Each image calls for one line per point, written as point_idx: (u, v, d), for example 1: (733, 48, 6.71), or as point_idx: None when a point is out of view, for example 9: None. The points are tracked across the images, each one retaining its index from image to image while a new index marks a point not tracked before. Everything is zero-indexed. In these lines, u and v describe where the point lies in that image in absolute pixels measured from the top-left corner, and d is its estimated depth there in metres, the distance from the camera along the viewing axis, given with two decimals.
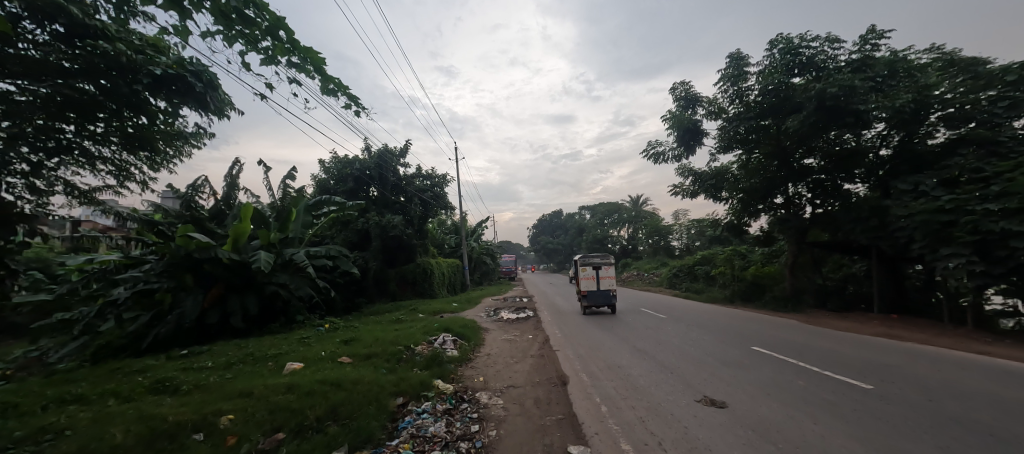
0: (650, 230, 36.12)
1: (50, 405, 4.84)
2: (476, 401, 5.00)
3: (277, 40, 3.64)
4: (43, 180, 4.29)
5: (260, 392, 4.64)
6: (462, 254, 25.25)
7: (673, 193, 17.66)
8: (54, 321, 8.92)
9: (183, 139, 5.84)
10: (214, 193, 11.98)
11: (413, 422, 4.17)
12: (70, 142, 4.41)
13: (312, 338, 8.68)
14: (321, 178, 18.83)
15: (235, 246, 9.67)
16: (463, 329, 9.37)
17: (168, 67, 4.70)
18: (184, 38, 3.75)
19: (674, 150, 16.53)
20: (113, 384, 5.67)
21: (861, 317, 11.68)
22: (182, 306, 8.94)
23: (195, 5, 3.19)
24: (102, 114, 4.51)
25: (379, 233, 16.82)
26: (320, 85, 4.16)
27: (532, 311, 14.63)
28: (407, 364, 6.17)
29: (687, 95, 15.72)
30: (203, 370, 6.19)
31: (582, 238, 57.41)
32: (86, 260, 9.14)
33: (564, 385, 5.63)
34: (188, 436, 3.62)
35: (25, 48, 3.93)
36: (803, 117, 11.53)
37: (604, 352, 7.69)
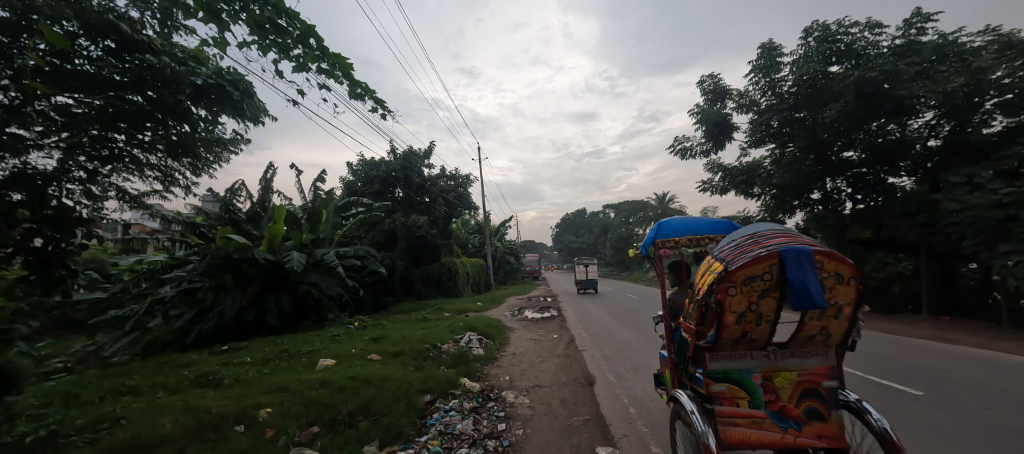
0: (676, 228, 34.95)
1: (107, 396, 5.22)
2: (502, 399, 5.03)
3: (308, 47, 3.77)
4: (98, 186, 4.46)
5: (295, 387, 4.81)
6: (486, 253, 25.27)
7: (701, 190, 17.20)
8: (109, 317, 9.59)
9: (221, 144, 6.13)
10: (250, 196, 12.51)
11: (441, 419, 4.24)
12: (122, 151, 4.58)
13: (342, 335, 8.95)
14: (349, 180, 19.36)
15: (270, 247, 10.09)
16: (487, 328, 9.43)
17: (208, 77, 5.11)
18: (223, 49, 3.93)
19: (703, 145, 16.06)
20: (162, 377, 6.04)
21: (909, 319, 10.98)
22: (223, 304, 9.39)
23: (232, 17, 3.34)
24: (150, 123, 4.74)
25: (405, 233, 17.15)
26: (348, 90, 4.27)
27: (556, 310, 14.51)
28: (434, 362, 6.26)
29: (715, 89, 15.27)
30: (243, 365, 6.50)
31: (606, 237, 56.66)
32: (137, 260, 9.96)
33: (591, 385, 5.58)
34: (231, 428, 3.82)
35: (81, 64, 4.22)
36: (840, 106, 10.93)
37: (632, 353, 7.53)
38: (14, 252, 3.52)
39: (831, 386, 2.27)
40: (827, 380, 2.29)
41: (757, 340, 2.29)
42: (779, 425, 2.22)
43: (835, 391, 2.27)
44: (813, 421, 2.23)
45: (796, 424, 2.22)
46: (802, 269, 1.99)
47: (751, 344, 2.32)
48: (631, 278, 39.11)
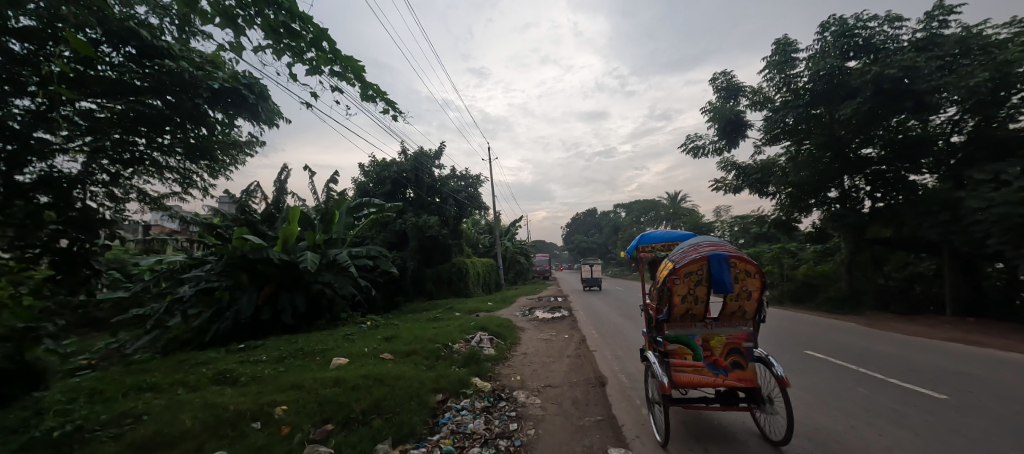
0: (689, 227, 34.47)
1: (129, 392, 5.37)
2: (514, 399, 5.03)
3: (321, 50, 3.82)
4: (121, 189, 4.58)
5: (310, 385, 4.89)
6: (496, 253, 25.26)
7: (714, 188, 16.98)
8: (131, 316, 9.87)
9: (237, 147, 6.27)
10: (265, 197, 12.73)
11: (453, 418, 4.26)
12: (142, 155, 4.74)
13: (355, 334, 9.06)
14: (361, 181, 19.56)
15: (284, 247, 10.25)
16: (498, 328, 9.44)
17: (225, 81, 5.25)
18: (239, 54, 4.01)
19: (716, 143, 15.85)
20: (181, 374, 6.20)
21: (932, 320, 10.66)
22: (240, 303, 9.59)
23: (248, 22, 3.41)
24: (169, 127, 4.86)
25: (416, 233, 17.28)
26: (360, 92, 4.32)
27: (567, 310, 14.46)
28: (445, 362, 6.30)
29: (729, 86, 15.04)
30: (259, 363, 6.63)
31: (616, 237, 56.23)
32: (156, 260, 10.16)
33: (604, 386, 5.55)
34: (248, 425, 3.90)
35: (104, 70, 4.35)
36: (857, 103, 10.69)
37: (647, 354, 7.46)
38: (43, 252, 3.64)
39: (748, 346, 3.62)
40: (747, 343, 3.65)
41: (697, 314, 3.79)
42: (712, 371, 3.58)
43: (752, 350, 3.64)
44: (736, 369, 3.56)
45: (724, 371, 3.57)
46: (720, 268, 3.59)
47: (694, 316, 3.80)
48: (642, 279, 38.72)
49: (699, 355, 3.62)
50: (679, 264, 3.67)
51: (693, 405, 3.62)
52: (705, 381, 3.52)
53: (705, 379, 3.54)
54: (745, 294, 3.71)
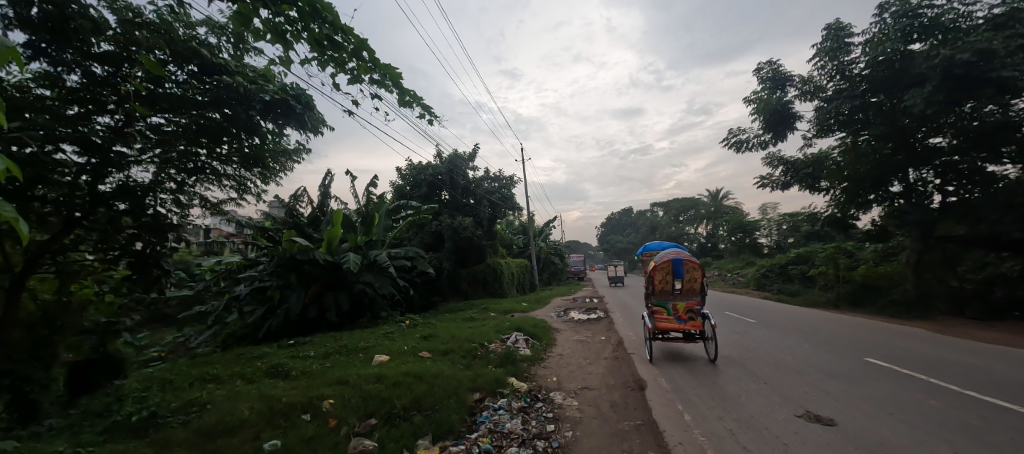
0: (732, 226, 32.55)
1: (195, 382, 5.86)
2: (550, 400, 5.01)
3: (361, 60, 3.99)
4: (186, 196, 5.18)
5: (354, 380, 5.11)
6: (530, 254, 25.19)
7: (759, 185, 16.13)
8: (194, 312, 10.73)
9: (286, 155, 6.57)
10: (311, 201, 13.40)
11: (490, 417, 4.31)
12: (204, 165, 5.21)
13: (395, 333, 9.36)
14: (399, 184, 20.17)
15: (328, 248, 10.77)
16: (534, 329, 9.43)
17: (274, 93, 5.30)
18: (288, 67, 4.26)
19: (761, 137, 15.06)
20: (239, 367, 6.67)
21: (1016, 327, 9.55)
22: (289, 302, 10.17)
23: (295, 36, 3.60)
24: (226, 138, 5.24)
25: (452, 234, 17.60)
26: (398, 98, 4.47)
27: (603, 312, 14.24)
28: (482, 361, 6.37)
29: (775, 76, 14.25)
30: (307, 358, 7.01)
31: (653, 237, 54.55)
32: (217, 261, 11.07)
33: (643, 389, 5.41)
34: (298, 416, 4.13)
35: (169, 86, 4.69)
36: (924, 90, 9.78)
37: (679, 345, 8.34)
38: (123, 253, 4.66)
39: (696, 308, 7.14)
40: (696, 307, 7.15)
41: (669, 291, 7.39)
42: (677, 321, 7.08)
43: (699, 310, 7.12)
44: (690, 319, 7.08)
45: (684, 320, 7.08)
46: (677, 264, 7.23)
47: (667, 292, 7.40)
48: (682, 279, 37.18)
49: (670, 311, 7.12)
50: (655, 263, 7.44)
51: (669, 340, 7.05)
52: (672, 323, 7.02)
53: (674, 323, 6.99)
54: (693, 279, 7.31)
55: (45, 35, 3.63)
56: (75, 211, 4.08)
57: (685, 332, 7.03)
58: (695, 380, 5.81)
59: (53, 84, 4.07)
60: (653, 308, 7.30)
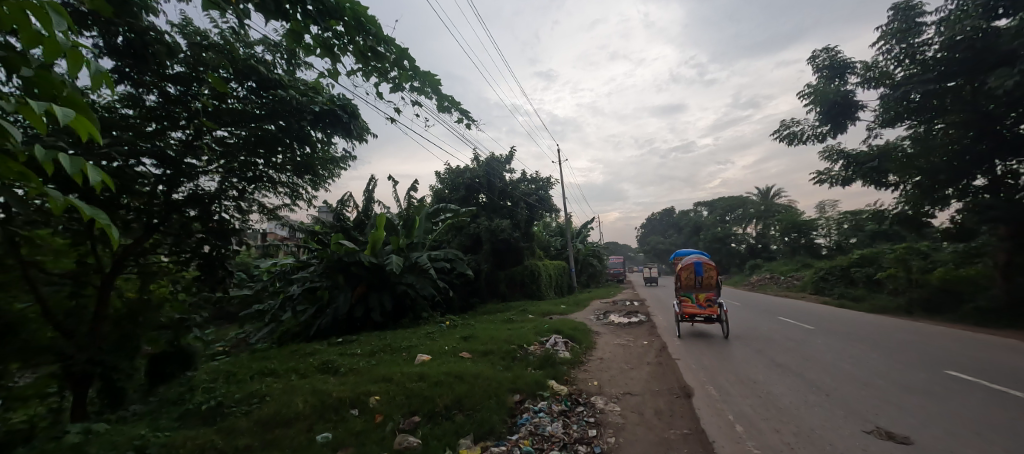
0: (785, 226, 30.58)
1: (255, 375, 6.32)
2: (592, 405, 4.92)
3: (403, 69, 4.14)
4: (246, 203, 5.56)
5: (398, 378, 5.28)
6: (568, 256, 24.93)
7: (816, 181, 15.02)
8: (254, 311, 11.56)
9: (335, 163, 6.80)
10: (356, 205, 13.99)
11: (531, 419, 4.30)
12: (261, 173, 5.58)
13: (436, 333, 9.58)
14: (438, 188, 20.67)
15: (373, 251, 11.20)
16: (573, 332, 9.31)
17: (324, 103, 5.49)
18: (335, 78, 4.49)
19: (817, 130, 14.03)
20: (294, 362, 7.10)
21: None
22: (337, 302, 10.70)
23: (342, 49, 3.80)
24: (281, 148, 5.53)
25: (490, 236, 17.80)
26: (437, 104, 4.58)
27: (645, 315, 13.82)
28: (522, 363, 6.38)
29: (833, 63, 13.24)
30: (355, 356, 7.34)
31: (697, 238, 52.21)
32: (273, 263, 11.79)
33: (690, 397, 5.17)
34: (348, 411, 4.33)
35: (231, 101, 5.03)
36: (1014, 71, 8.68)
37: (704, 328, 10.90)
38: (194, 256, 5.12)
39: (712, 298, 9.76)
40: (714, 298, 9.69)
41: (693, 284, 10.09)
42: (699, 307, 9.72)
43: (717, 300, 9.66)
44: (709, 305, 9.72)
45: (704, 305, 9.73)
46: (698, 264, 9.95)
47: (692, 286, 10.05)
48: (729, 282, 35.25)
49: (693, 300, 9.76)
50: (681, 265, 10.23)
51: (694, 321, 9.65)
52: (694, 309, 9.66)
53: (697, 309, 9.60)
54: (711, 276, 9.87)
55: (127, 60, 4.08)
56: (153, 217, 4.59)
57: (705, 316, 9.60)
58: (748, 388, 5.47)
59: (137, 104, 4.56)
60: (680, 298, 10.01)
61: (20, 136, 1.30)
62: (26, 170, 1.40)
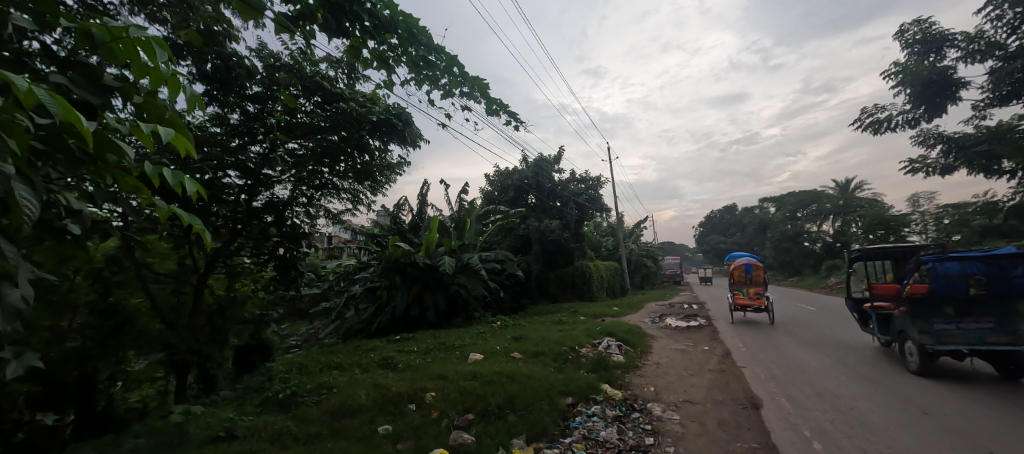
0: (870, 222, 27.26)
1: (325, 368, 6.85)
2: (648, 411, 4.72)
3: (453, 75, 4.27)
4: (314, 209, 6.02)
5: (452, 376, 5.43)
6: (620, 256, 24.19)
7: (908, 170, 13.27)
8: (322, 308, 12.52)
9: (393, 169, 7.13)
10: (411, 209, 14.59)
11: (584, 423, 4.23)
12: (327, 181, 6.00)
13: (487, 333, 9.74)
14: (487, 190, 21.01)
15: (427, 252, 11.62)
16: (627, 334, 9.01)
17: (380, 113, 5.81)
18: (391, 89, 4.73)
19: (908, 113, 12.40)
20: (358, 357, 7.59)
21: None
22: (395, 301, 11.25)
23: (396, 60, 3.98)
24: (343, 157, 5.90)
25: (540, 237, 17.78)
26: (486, 107, 4.66)
27: (705, 319, 13.03)
28: (574, 365, 6.29)
29: (927, 37, 11.65)
30: (412, 352, 7.68)
31: (764, 237, 48.23)
32: (337, 264, 12.69)
33: (758, 408, 4.78)
34: (406, 405, 4.53)
35: (300, 115, 5.48)
36: None
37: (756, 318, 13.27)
38: (271, 258, 5.64)
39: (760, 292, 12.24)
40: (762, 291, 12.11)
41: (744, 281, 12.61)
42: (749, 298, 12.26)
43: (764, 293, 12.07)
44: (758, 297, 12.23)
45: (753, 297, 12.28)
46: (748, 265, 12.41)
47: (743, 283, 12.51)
48: (803, 285, 32.10)
49: (744, 294, 12.37)
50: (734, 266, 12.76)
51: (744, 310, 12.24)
52: (745, 301, 12.23)
53: (747, 301, 12.18)
54: (760, 275, 12.34)
55: (215, 84, 4.61)
56: (237, 223, 5.21)
57: (755, 306, 12.11)
58: (827, 402, 4.94)
59: (223, 123, 5.13)
60: (733, 293, 12.59)
61: (135, 156, 1.53)
62: (140, 183, 1.64)
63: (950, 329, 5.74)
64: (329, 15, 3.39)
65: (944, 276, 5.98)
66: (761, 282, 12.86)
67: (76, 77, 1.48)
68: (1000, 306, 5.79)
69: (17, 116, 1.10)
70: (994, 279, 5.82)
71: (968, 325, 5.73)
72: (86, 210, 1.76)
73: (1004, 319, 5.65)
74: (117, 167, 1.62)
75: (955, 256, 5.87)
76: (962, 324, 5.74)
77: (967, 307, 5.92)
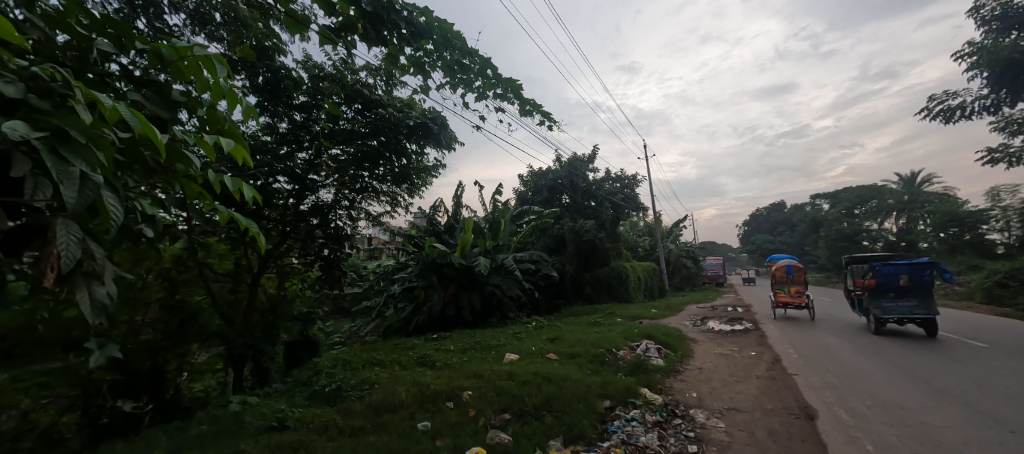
0: (940, 218, 24.80)
1: (367, 364, 7.14)
2: (690, 418, 4.54)
3: (487, 78, 4.31)
4: (356, 212, 6.27)
5: (488, 376, 5.47)
6: (658, 257, 23.45)
7: (986, 161, 11.96)
8: (364, 307, 13.03)
9: (429, 172, 7.31)
10: (447, 210, 14.85)
11: (623, 428, 4.13)
12: (368, 185, 6.23)
13: (522, 333, 9.75)
14: (521, 191, 21.02)
15: (463, 253, 11.79)
16: (667, 337, 8.71)
17: (417, 118, 5.98)
18: (427, 93, 4.84)
19: (985, 98, 11.19)
20: (397, 355, 7.84)
21: None
22: (432, 300, 11.51)
23: (431, 66, 4.07)
24: (382, 161, 6.11)
25: (574, 237, 17.59)
26: (519, 108, 4.67)
27: (752, 322, 12.35)
28: (611, 368, 6.16)
29: (1009, 12, 10.45)
30: (449, 351, 7.83)
31: (816, 236, 45.09)
32: (377, 264, 13.16)
33: (814, 419, 4.46)
34: (444, 403, 4.61)
35: (342, 122, 5.74)
36: None
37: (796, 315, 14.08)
38: (318, 258, 5.94)
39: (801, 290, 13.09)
40: (801, 289, 13.11)
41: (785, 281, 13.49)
42: (791, 296, 13.17)
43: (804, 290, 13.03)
44: (800, 294, 13.10)
45: (794, 295, 13.17)
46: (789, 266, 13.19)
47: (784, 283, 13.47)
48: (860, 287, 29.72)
49: (786, 292, 13.23)
50: (775, 267, 13.54)
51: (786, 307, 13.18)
52: (787, 298, 13.11)
53: (788, 298, 13.06)
54: (801, 275, 13.04)
55: (266, 96, 4.92)
56: (287, 226, 5.55)
57: (796, 303, 12.99)
58: (893, 416, 4.52)
59: (274, 131, 5.47)
60: (774, 291, 13.43)
61: (199, 166, 1.65)
62: (203, 190, 1.78)
63: (892, 305, 9.99)
64: (368, 25, 3.52)
65: (885, 274, 10.28)
66: (801, 281, 13.58)
67: (149, 95, 1.62)
68: (918, 292, 10.08)
69: (104, 130, 1.22)
70: (920, 278, 9.89)
71: (902, 303, 9.97)
72: (158, 215, 1.92)
73: (922, 301, 9.80)
74: (184, 176, 1.76)
75: (892, 263, 10.21)
76: (899, 302, 9.98)
77: (899, 291, 10.27)
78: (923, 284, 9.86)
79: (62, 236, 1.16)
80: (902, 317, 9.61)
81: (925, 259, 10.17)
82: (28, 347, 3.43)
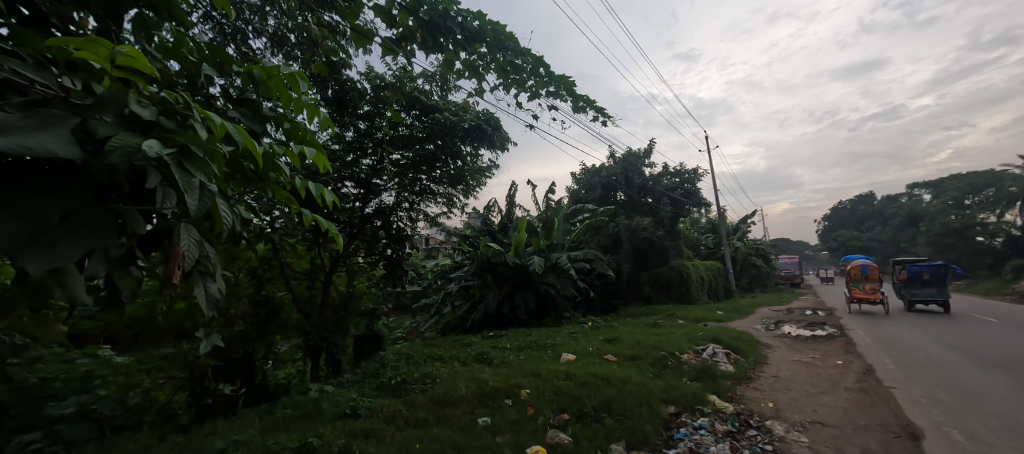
0: None
1: (428, 358, 7.47)
2: (767, 430, 4.20)
3: (540, 76, 4.29)
4: (415, 213, 6.56)
5: (546, 375, 5.46)
6: (724, 255, 21.94)
7: None
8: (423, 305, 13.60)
9: (483, 173, 7.46)
10: (500, 210, 15.05)
11: (690, 436, 3.93)
12: (426, 187, 6.49)
13: (578, 333, 9.63)
14: (574, 189, 20.77)
15: (517, 252, 11.88)
16: (736, 342, 8.13)
17: (471, 120, 6.14)
18: (481, 96, 4.93)
19: None
20: (456, 351, 8.11)
21: None
22: (487, 299, 11.75)
23: (485, 68, 4.13)
24: (439, 164, 6.33)
25: (630, 235, 17.03)
26: (572, 105, 4.61)
27: (836, 328, 11.13)
28: (674, 372, 5.89)
29: None
30: (506, 349, 7.93)
31: (913, 230, 39.63)
32: (435, 263, 13.66)
33: (919, 440, 3.91)
34: (503, 400, 4.69)
35: (402, 128, 6.01)
36: None
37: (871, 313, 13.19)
38: (382, 257, 6.30)
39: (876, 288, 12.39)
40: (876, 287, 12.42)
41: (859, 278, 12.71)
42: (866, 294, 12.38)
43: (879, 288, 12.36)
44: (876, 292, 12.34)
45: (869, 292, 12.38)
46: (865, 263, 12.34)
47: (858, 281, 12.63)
48: (973, 290, 25.61)
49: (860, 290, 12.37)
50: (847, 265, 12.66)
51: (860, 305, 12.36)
52: (863, 296, 12.19)
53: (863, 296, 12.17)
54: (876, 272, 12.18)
55: (334, 107, 5.30)
56: (355, 227, 5.96)
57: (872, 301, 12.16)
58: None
59: (341, 140, 5.86)
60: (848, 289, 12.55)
61: (288, 174, 1.82)
62: (290, 197, 1.95)
63: (919, 293, 13.34)
64: (427, 34, 3.68)
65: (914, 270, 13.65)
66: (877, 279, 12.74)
67: (245, 112, 1.82)
68: (937, 284, 13.49)
69: (216, 145, 1.38)
70: (941, 274, 13.26)
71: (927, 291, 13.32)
72: (253, 220, 2.15)
73: (940, 289, 13.28)
74: (274, 184, 1.94)
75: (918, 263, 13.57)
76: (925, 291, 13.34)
77: (923, 283, 13.64)
78: (942, 278, 13.25)
79: (185, 238, 1.35)
80: (927, 300, 13.01)
81: (940, 261, 13.71)
82: (148, 332, 4.15)
